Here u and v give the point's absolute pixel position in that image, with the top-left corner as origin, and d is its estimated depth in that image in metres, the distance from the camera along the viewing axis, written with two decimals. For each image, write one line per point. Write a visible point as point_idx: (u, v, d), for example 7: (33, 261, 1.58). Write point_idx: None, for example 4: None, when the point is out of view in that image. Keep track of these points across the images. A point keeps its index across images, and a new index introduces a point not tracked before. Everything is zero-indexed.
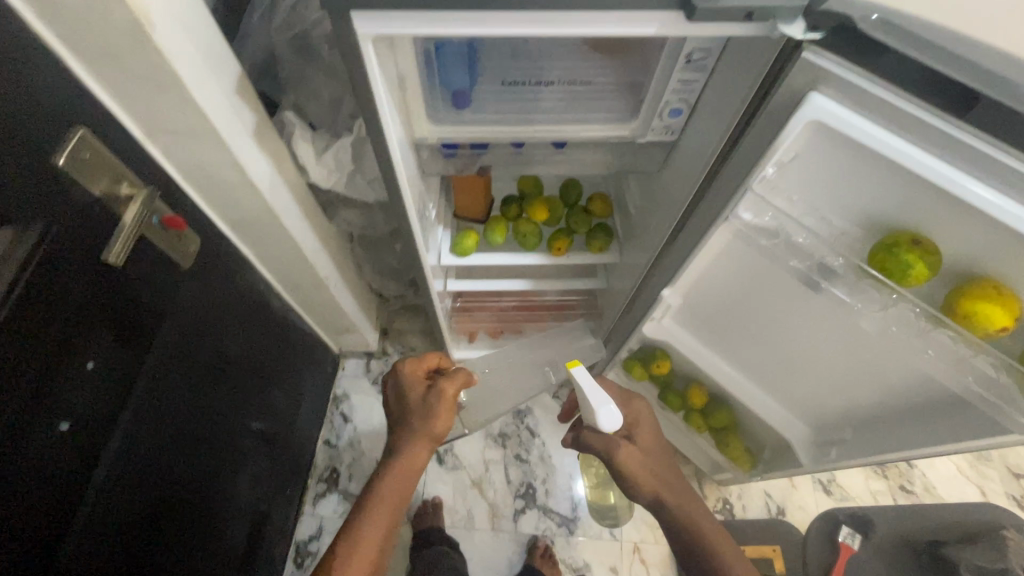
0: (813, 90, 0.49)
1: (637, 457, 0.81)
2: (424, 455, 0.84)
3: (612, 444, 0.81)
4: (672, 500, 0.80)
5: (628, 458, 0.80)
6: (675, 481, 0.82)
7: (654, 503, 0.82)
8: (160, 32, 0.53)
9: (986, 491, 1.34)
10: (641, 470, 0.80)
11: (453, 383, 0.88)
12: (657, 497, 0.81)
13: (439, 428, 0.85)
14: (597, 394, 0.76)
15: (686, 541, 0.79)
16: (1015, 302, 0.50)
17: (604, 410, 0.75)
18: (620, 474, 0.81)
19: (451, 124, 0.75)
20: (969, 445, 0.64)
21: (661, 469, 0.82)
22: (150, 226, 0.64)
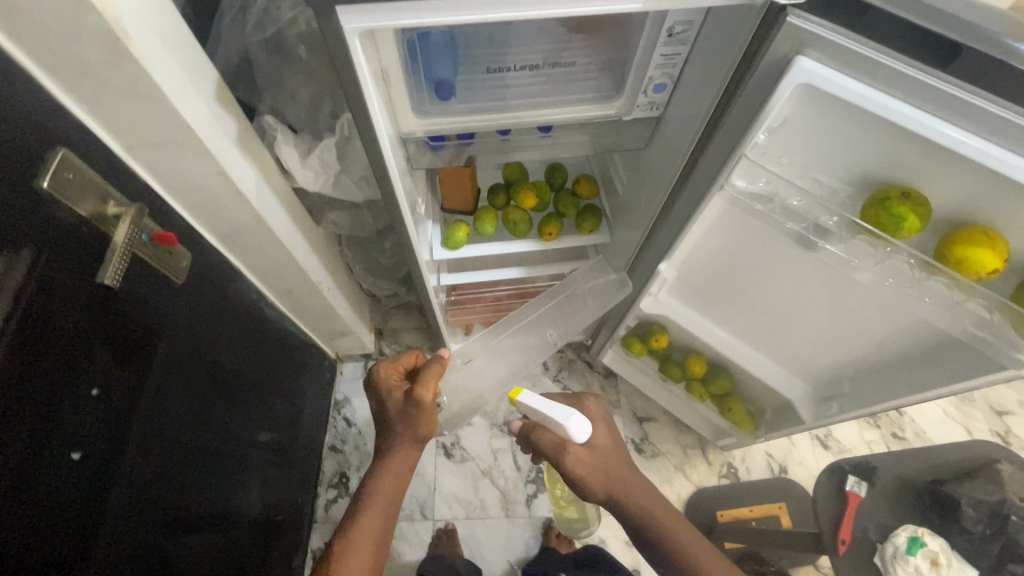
0: (799, 54, 0.50)
1: (585, 459, 0.79)
2: (411, 453, 0.84)
3: (560, 446, 0.81)
4: (625, 495, 0.79)
5: (577, 462, 0.79)
6: (627, 477, 0.80)
7: (610, 502, 0.81)
8: (137, 42, 0.51)
9: (971, 430, 1.41)
10: (591, 471, 0.79)
11: (428, 387, 0.85)
12: (611, 496, 0.80)
13: (423, 427, 0.85)
14: (557, 411, 0.80)
15: (643, 535, 0.79)
16: (1003, 244, 0.52)
17: (570, 422, 0.78)
18: (570, 478, 0.81)
19: (438, 116, 0.74)
20: (966, 384, 0.68)
21: (613, 469, 0.81)
22: (141, 244, 0.62)
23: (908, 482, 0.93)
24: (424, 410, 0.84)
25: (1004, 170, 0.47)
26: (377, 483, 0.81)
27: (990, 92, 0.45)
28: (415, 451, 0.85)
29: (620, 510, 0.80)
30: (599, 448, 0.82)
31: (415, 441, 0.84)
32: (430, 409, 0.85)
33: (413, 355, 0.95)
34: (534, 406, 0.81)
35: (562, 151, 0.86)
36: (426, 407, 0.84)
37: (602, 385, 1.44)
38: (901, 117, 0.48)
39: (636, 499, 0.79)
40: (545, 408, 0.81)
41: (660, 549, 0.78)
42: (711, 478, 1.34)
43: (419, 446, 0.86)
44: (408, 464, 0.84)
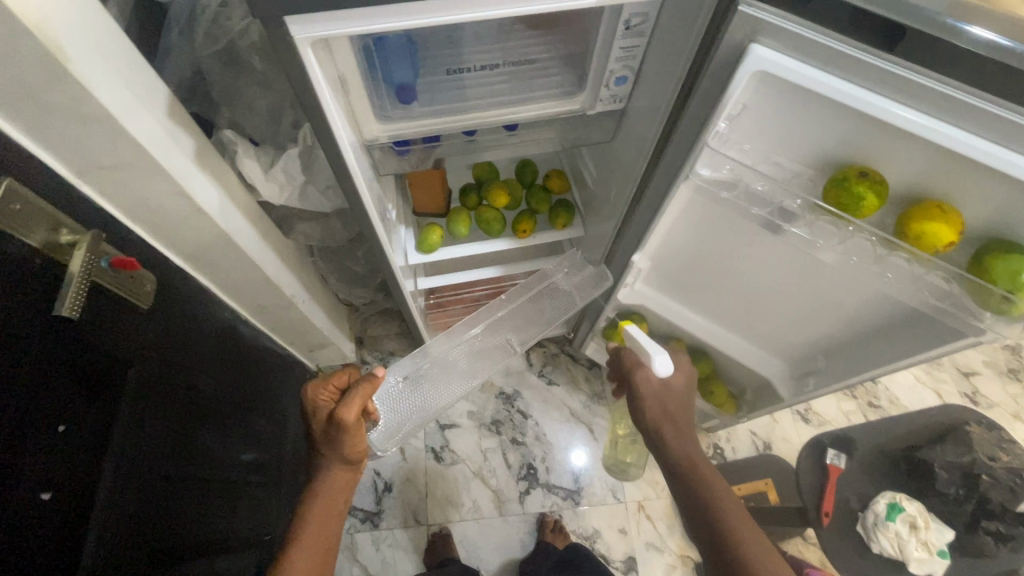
0: (753, 42, 0.50)
1: (654, 388, 0.87)
2: (342, 475, 0.83)
3: (637, 366, 0.90)
4: (671, 431, 0.85)
5: (644, 381, 0.88)
6: (682, 419, 0.87)
7: (654, 433, 0.87)
8: (77, 61, 0.49)
9: (942, 394, 1.46)
10: (653, 398, 0.87)
11: (351, 408, 0.79)
12: (659, 427, 0.86)
13: (348, 448, 0.81)
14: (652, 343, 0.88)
15: (677, 471, 0.83)
16: (957, 217, 0.54)
17: (656, 353, 0.86)
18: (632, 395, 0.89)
19: (401, 120, 0.73)
20: (933, 353, 0.70)
21: (674, 409, 0.87)
22: (100, 270, 0.60)
23: (887, 450, 0.96)
24: (347, 433, 0.80)
25: (954, 146, 0.48)
26: (311, 509, 0.80)
27: (936, 71, 0.46)
28: (347, 473, 0.84)
29: (661, 438, 0.86)
30: (671, 387, 0.88)
31: (344, 463, 0.83)
32: (354, 431, 0.81)
33: (346, 371, 0.87)
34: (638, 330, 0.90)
35: (529, 149, 0.86)
36: (349, 430, 0.79)
37: (588, 377, 1.49)
38: (854, 100, 0.49)
39: (685, 433, 0.85)
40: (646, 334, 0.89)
41: (682, 483, 0.82)
42: None
43: (351, 466, 0.84)
44: (342, 487, 0.84)
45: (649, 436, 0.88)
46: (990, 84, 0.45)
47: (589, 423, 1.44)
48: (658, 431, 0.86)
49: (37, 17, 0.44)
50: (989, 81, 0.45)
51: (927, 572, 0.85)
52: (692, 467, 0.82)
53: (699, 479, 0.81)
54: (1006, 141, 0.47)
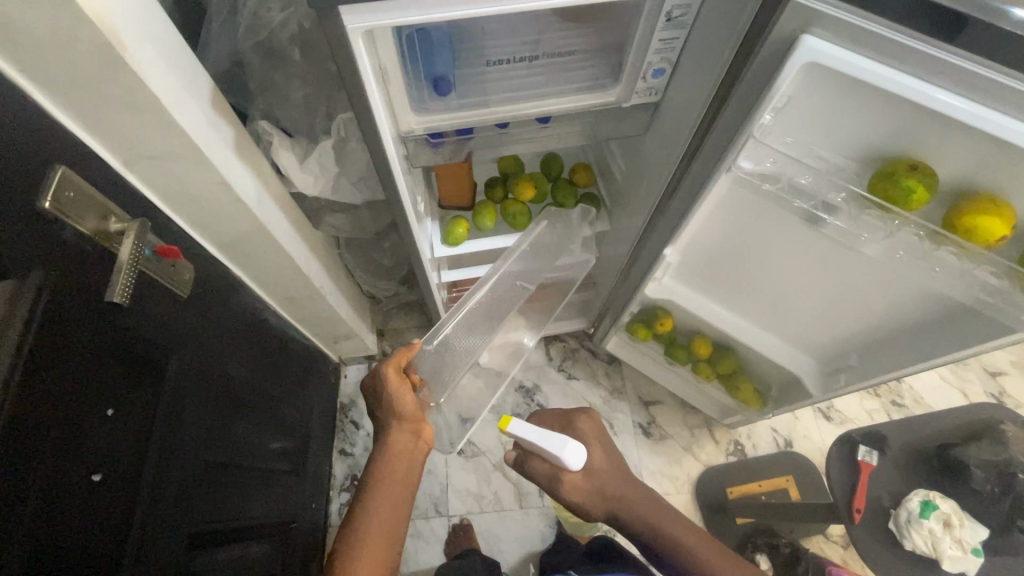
0: (805, 33, 0.50)
1: (581, 485, 0.81)
2: (402, 434, 0.85)
3: (555, 473, 0.83)
4: (623, 513, 0.81)
5: (572, 486, 0.81)
6: (628, 497, 0.82)
7: (614, 519, 0.83)
8: (132, 52, 0.50)
9: (968, 393, 1.44)
10: (590, 495, 0.82)
11: (392, 363, 0.87)
12: (611, 515, 0.82)
13: (398, 402, 0.85)
14: (551, 440, 0.79)
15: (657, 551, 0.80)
16: (1009, 211, 0.53)
17: (565, 448, 0.78)
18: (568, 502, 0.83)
19: (438, 112, 0.74)
20: (979, 348, 0.69)
21: (610, 487, 0.82)
22: (145, 259, 0.61)
23: (917, 449, 0.95)
24: (391, 387, 0.86)
25: (1014, 138, 0.47)
26: (377, 470, 0.82)
27: (999, 62, 0.45)
28: (408, 432, 0.85)
29: (627, 528, 0.82)
30: (595, 470, 0.83)
31: (401, 421, 0.86)
32: (401, 386, 0.86)
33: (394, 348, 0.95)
34: (527, 436, 0.80)
35: (561, 142, 0.85)
36: (391, 382, 0.86)
37: (608, 372, 1.47)
38: (909, 91, 0.48)
39: (641, 516, 0.81)
40: (536, 437, 0.80)
41: (672, 564, 0.80)
42: (719, 456, 1.37)
43: (411, 425, 0.86)
44: (407, 445, 0.84)
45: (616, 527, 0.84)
46: None
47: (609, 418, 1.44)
48: (615, 520, 0.83)
49: (97, 7, 0.45)
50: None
51: (960, 570, 0.85)
52: (670, 550, 0.79)
53: (683, 560, 0.77)
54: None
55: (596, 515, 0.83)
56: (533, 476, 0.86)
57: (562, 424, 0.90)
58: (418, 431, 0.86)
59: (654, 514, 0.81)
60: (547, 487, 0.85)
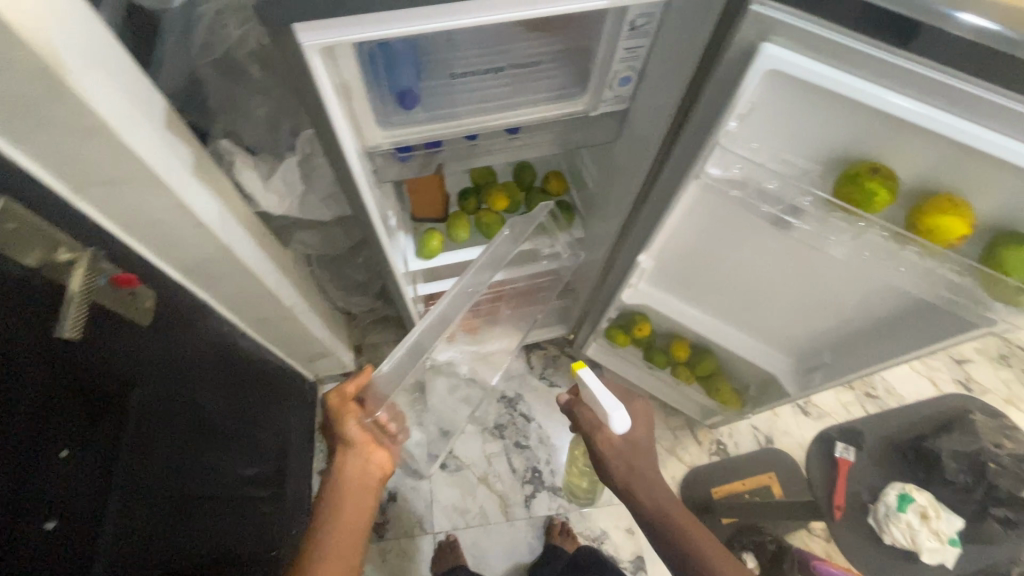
0: (764, 40, 0.50)
1: (616, 446, 0.86)
2: (350, 463, 0.82)
3: (597, 426, 0.88)
4: (640, 490, 0.83)
5: (606, 442, 0.86)
6: (651, 475, 0.84)
7: (626, 493, 0.85)
8: (75, 74, 0.47)
9: (936, 381, 1.48)
10: (617, 456, 0.85)
11: (340, 389, 0.84)
12: (627, 487, 0.84)
13: (345, 430, 0.83)
14: (608, 398, 0.82)
15: (663, 537, 0.81)
16: (969, 210, 0.54)
17: (615, 412, 0.81)
18: (597, 457, 0.88)
19: (403, 126, 0.72)
20: (947, 343, 0.70)
21: (637, 462, 0.85)
22: (99, 288, 0.59)
23: (892, 441, 0.97)
24: (338, 414, 0.83)
25: (973, 141, 0.48)
26: (327, 501, 0.79)
27: (954, 67, 0.46)
28: (356, 460, 0.82)
29: (640, 503, 0.83)
30: (634, 440, 0.87)
31: (349, 449, 0.83)
32: (348, 413, 0.84)
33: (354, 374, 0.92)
34: (591, 385, 0.83)
35: (533, 151, 0.85)
36: (337, 410, 0.83)
37: None
38: (869, 95, 0.49)
39: (657, 496, 0.83)
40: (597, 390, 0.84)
41: (670, 555, 0.80)
42: (703, 456, 1.37)
43: (361, 453, 0.83)
44: (356, 474, 0.81)
45: (627, 503, 0.85)
46: (1009, 82, 0.45)
47: None
48: (631, 494, 0.84)
49: (35, 29, 0.43)
50: (1012, 78, 0.45)
51: (938, 561, 0.89)
52: (675, 535, 0.80)
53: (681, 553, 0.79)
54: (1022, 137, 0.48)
55: (615, 479, 0.85)
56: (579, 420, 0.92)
57: (621, 396, 0.96)
58: (369, 458, 0.83)
59: (668, 498, 0.83)
60: (586, 436, 0.90)
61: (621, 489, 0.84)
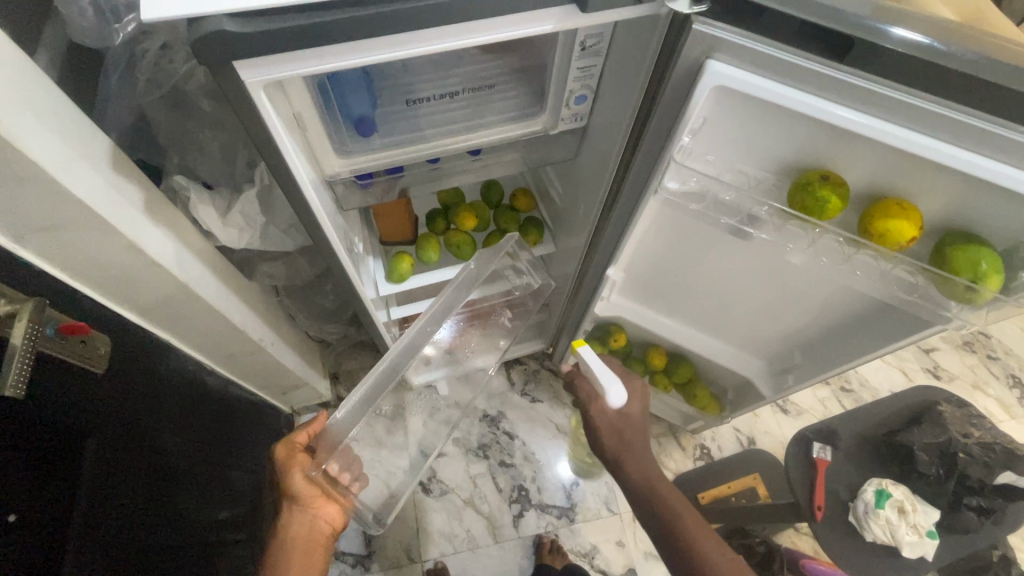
0: (709, 58, 0.51)
1: (609, 417, 0.88)
2: (296, 517, 0.84)
3: (593, 396, 0.90)
4: (628, 461, 0.85)
5: (600, 413, 0.89)
6: (637, 445, 0.86)
7: (613, 462, 0.88)
8: (7, 121, 0.46)
9: (907, 372, 1.52)
10: (608, 428, 0.88)
11: (288, 443, 0.89)
12: (615, 456, 0.87)
13: (288, 484, 0.85)
14: (606, 375, 0.85)
15: (647, 510, 0.81)
16: (916, 213, 0.56)
17: (612, 389, 0.84)
18: (590, 422, 0.91)
19: (361, 154, 0.72)
20: (907, 340, 0.72)
21: (627, 433, 0.87)
22: (48, 338, 0.56)
23: (866, 437, 0.99)
24: (282, 468, 0.86)
25: (914, 149, 0.49)
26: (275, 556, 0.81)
27: (891, 80, 0.47)
28: (301, 514, 0.84)
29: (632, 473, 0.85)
30: (628, 415, 0.88)
31: (294, 503, 0.84)
32: (295, 465, 0.86)
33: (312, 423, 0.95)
34: (590, 361, 0.86)
35: (496, 171, 0.85)
36: (282, 463, 0.87)
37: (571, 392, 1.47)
38: (813, 109, 0.50)
39: (645, 470, 0.84)
40: (596, 365, 0.86)
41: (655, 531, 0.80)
42: (687, 462, 1.38)
43: (308, 507, 0.85)
44: (302, 530, 0.83)
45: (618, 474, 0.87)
46: (944, 92, 0.46)
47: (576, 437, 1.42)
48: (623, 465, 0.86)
49: None
50: (946, 91, 0.46)
51: (919, 554, 0.89)
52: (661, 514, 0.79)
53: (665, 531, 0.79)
54: (962, 144, 0.49)
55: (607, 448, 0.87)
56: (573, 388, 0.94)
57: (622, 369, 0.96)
58: (314, 513, 0.84)
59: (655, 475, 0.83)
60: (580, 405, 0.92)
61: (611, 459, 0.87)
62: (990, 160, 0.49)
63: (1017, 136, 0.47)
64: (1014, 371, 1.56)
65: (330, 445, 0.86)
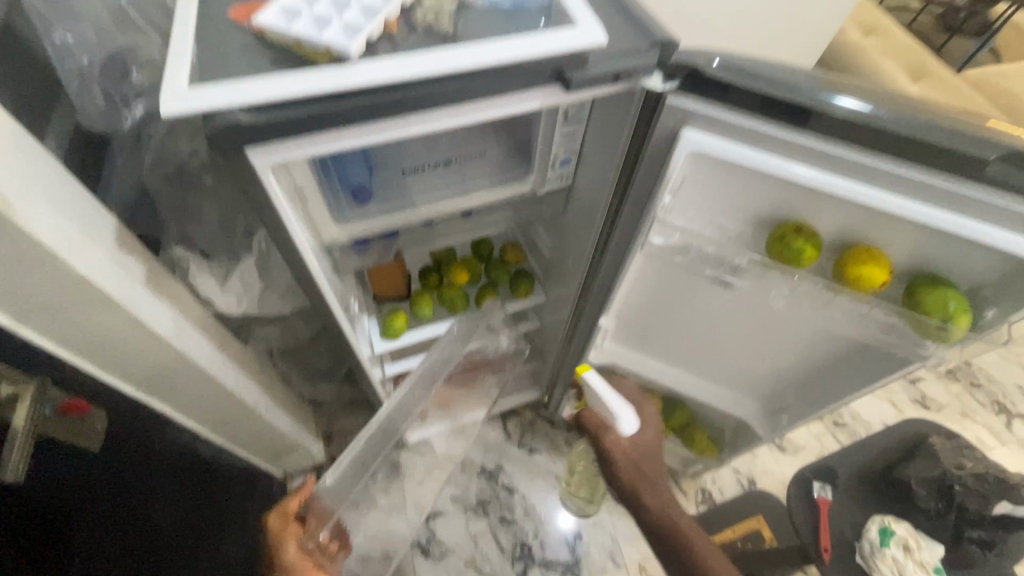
0: (683, 126, 0.56)
1: (623, 446, 0.94)
2: None
3: (605, 429, 0.96)
4: (646, 495, 0.92)
5: (613, 442, 0.95)
6: (655, 479, 0.93)
7: (631, 493, 0.94)
8: (23, 209, 0.48)
9: (896, 404, 1.54)
10: (623, 456, 0.94)
11: (280, 512, 0.86)
12: (632, 486, 0.93)
13: (282, 553, 0.81)
14: (611, 397, 0.90)
15: (664, 536, 0.89)
16: (885, 259, 0.60)
17: (620, 412, 0.89)
18: (604, 456, 0.97)
19: (358, 220, 0.74)
20: (890, 378, 0.75)
21: (642, 463, 0.94)
22: (46, 420, 0.55)
23: (864, 473, 1.00)
24: (275, 538, 0.83)
25: (876, 202, 0.53)
26: None
27: (849, 143, 0.52)
28: None
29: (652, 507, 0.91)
30: (639, 445, 0.95)
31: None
32: (289, 534, 0.83)
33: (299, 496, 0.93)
34: (595, 385, 0.92)
35: (487, 229, 0.88)
36: (275, 533, 0.83)
37: (568, 440, 1.46)
38: (780, 169, 0.54)
39: (664, 505, 0.91)
40: (604, 394, 0.92)
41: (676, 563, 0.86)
42: (690, 508, 1.37)
43: None
44: None
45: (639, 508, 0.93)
46: (899, 153, 0.50)
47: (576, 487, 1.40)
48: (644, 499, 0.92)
49: None
50: (900, 151, 0.50)
51: None
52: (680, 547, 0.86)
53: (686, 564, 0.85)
54: (921, 197, 0.53)
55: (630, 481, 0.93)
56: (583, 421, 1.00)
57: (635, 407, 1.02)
58: None
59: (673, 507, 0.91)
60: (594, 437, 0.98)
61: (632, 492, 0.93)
62: (950, 211, 0.53)
63: (969, 190, 0.51)
64: (998, 398, 1.59)
65: (322, 515, 0.89)
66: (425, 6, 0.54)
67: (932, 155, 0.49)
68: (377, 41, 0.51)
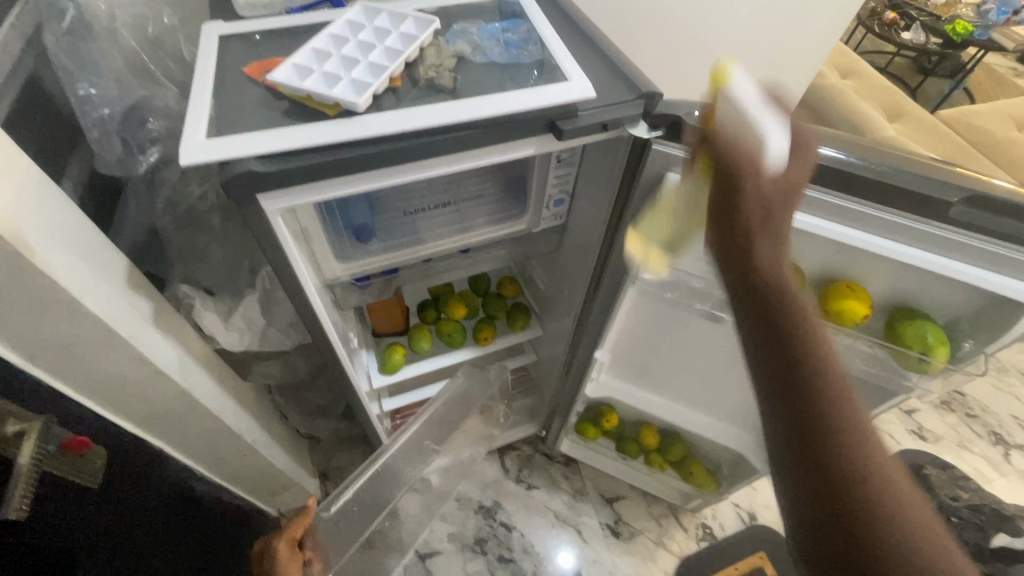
0: (669, 171, 0.59)
1: (771, 185, 0.47)
2: None
3: (744, 136, 0.47)
4: (778, 288, 0.49)
5: (755, 177, 0.47)
6: (781, 230, 0.50)
7: (750, 289, 0.50)
8: (44, 253, 0.50)
9: (894, 435, 1.55)
10: (757, 196, 0.47)
11: (283, 538, 0.82)
12: (739, 233, 0.49)
13: None
14: (759, 113, 0.47)
15: (822, 454, 0.47)
16: (864, 293, 0.62)
17: (773, 131, 0.46)
18: (720, 175, 0.49)
19: (360, 258, 0.77)
20: (880, 410, 0.76)
21: (780, 206, 0.49)
22: (50, 457, 0.56)
23: None
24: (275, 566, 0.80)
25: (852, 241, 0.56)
26: None
27: (824, 186, 0.55)
28: None
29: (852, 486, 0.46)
30: (789, 182, 0.48)
31: None
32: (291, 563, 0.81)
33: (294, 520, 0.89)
34: (739, 101, 0.47)
35: (485, 266, 0.90)
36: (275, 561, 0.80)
37: (567, 475, 1.45)
38: None
39: (876, 473, 0.46)
40: (751, 105, 0.48)
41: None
42: (691, 544, 1.35)
43: None
44: None
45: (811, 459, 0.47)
46: (871, 195, 0.54)
47: (575, 523, 1.38)
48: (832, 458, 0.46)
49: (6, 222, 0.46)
50: (871, 193, 0.54)
51: None
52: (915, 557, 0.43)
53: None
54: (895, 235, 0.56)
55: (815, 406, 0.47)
56: (742, 150, 0.48)
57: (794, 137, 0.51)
58: None
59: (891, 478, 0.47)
60: (740, 233, 0.49)
61: (804, 425, 0.47)
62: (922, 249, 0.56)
63: (939, 229, 0.54)
64: (994, 428, 1.60)
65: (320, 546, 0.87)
66: (426, 63, 0.58)
67: (902, 197, 0.53)
68: (382, 95, 0.55)
